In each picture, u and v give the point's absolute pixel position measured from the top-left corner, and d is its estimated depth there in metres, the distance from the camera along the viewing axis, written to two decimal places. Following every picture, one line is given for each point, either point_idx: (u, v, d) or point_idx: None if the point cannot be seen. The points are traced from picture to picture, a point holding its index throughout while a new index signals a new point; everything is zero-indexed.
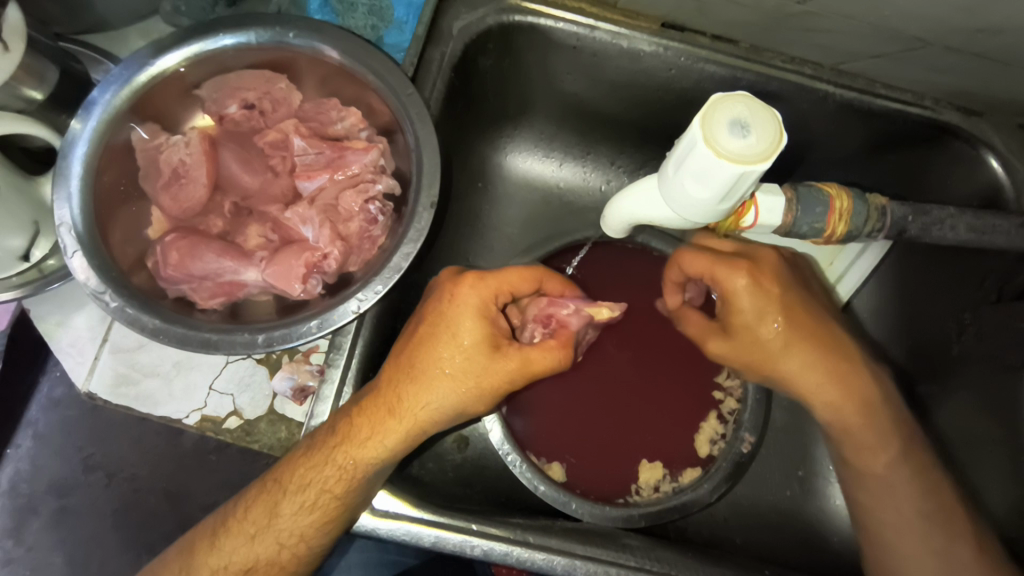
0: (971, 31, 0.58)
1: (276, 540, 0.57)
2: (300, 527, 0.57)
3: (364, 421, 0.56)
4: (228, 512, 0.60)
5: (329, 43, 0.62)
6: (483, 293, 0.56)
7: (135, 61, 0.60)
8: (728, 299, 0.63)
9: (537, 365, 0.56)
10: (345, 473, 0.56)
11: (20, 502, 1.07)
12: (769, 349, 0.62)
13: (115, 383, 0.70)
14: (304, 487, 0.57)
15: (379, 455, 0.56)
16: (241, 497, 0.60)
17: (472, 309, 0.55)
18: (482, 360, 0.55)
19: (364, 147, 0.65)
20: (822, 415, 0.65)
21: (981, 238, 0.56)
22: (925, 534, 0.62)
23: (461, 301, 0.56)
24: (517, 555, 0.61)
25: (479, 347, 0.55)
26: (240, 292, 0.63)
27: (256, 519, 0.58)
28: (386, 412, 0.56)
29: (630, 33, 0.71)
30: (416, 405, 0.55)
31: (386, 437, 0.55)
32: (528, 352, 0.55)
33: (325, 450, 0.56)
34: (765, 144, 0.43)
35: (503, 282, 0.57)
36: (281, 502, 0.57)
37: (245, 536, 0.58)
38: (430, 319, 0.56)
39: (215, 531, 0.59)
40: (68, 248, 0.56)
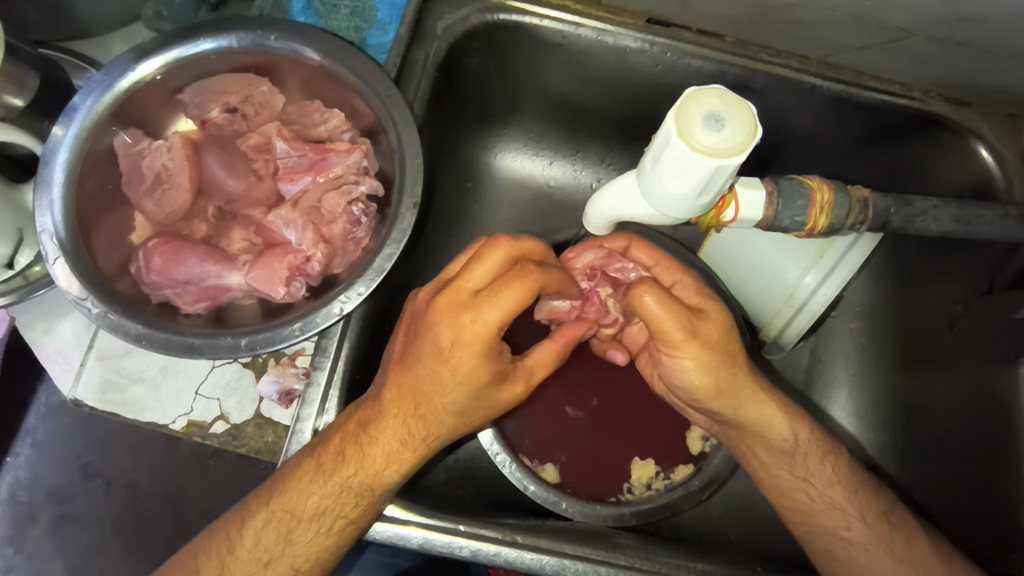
0: (953, 21, 0.58)
1: (291, 566, 0.55)
2: (315, 552, 0.55)
3: (377, 448, 0.54)
4: (233, 538, 0.56)
5: (309, 46, 0.62)
6: (486, 335, 0.50)
7: (115, 67, 0.60)
8: (686, 286, 0.61)
9: (538, 377, 0.56)
10: (362, 498, 0.55)
11: (19, 510, 1.07)
12: (732, 340, 0.58)
13: (101, 390, 0.70)
14: (318, 514, 0.55)
15: (394, 480, 0.55)
16: (246, 522, 0.56)
17: (474, 352, 0.50)
18: (490, 395, 0.53)
19: (346, 148, 0.65)
20: (779, 429, 0.62)
21: (964, 229, 0.56)
22: (893, 539, 0.62)
23: (462, 346, 0.50)
24: (506, 556, 0.61)
25: (484, 388, 0.52)
26: (224, 296, 0.63)
27: (268, 546, 0.55)
28: (400, 443, 0.54)
29: (615, 30, 0.71)
30: (427, 434, 0.55)
31: (402, 463, 0.55)
32: (530, 367, 0.55)
33: (334, 476, 0.54)
34: (741, 137, 0.43)
35: (504, 313, 0.49)
36: (295, 529, 0.55)
37: (257, 563, 0.55)
38: (429, 358, 0.52)
39: (223, 557, 0.56)
40: (50, 255, 0.56)
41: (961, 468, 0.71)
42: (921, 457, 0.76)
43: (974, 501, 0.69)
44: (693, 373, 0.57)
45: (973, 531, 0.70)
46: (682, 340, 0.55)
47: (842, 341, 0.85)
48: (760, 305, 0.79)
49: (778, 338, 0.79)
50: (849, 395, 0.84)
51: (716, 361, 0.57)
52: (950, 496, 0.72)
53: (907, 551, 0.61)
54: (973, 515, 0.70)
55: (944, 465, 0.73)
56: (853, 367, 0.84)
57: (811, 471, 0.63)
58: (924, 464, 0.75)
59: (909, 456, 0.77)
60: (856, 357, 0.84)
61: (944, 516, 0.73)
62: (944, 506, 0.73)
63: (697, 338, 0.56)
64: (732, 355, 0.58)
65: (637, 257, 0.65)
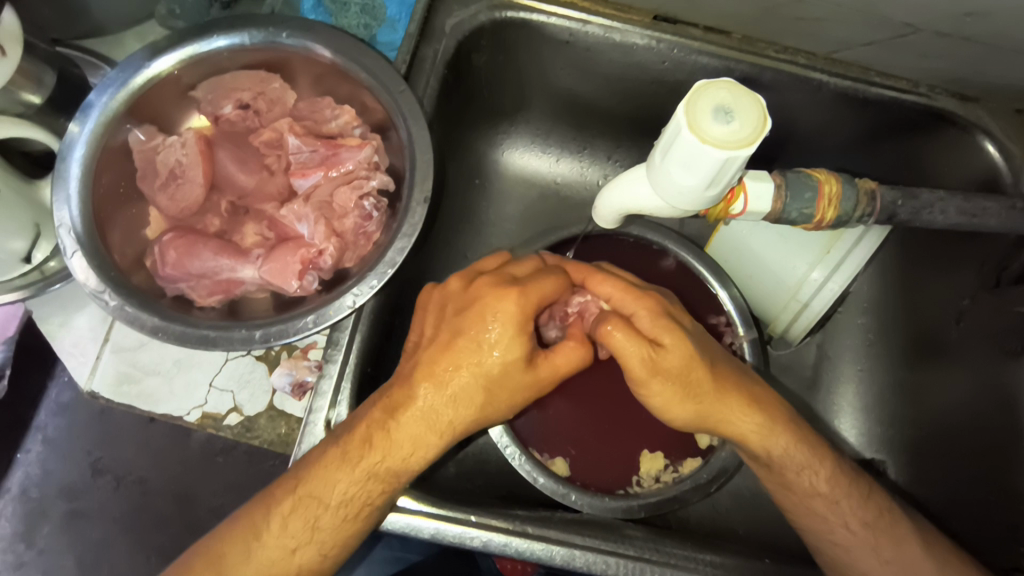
0: (959, 15, 0.58)
1: (318, 551, 0.55)
2: (342, 536, 0.56)
3: (403, 435, 0.55)
4: (258, 522, 0.56)
5: (321, 43, 0.63)
6: (527, 308, 0.55)
7: (130, 64, 0.61)
8: (643, 317, 0.59)
9: (565, 371, 0.57)
10: (386, 482, 0.56)
11: (30, 506, 1.08)
12: (695, 370, 0.58)
13: (116, 382, 0.71)
14: (344, 501, 0.55)
15: (419, 465, 0.56)
16: (271, 508, 0.56)
17: (515, 325, 0.54)
18: (519, 375, 0.55)
19: (357, 144, 0.65)
20: (752, 447, 0.62)
21: (970, 221, 0.56)
22: (882, 535, 0.61)
23: (506, 319, 0.54)
24: (517, 547, 0.61)
25: (518, 364, 0.54)
26: (237, 289, 0.64)
27: (294, 532, 0.55)
28: (426, 427, 0.55)
29: (623, 27, 0.71)
30: (454, 418, 0.55)
31: (429, 448, 0.56)
32: (552, 354, 0.57)
33: (358, 464, 0.55)
34: (750, 129, 0.44)
35: (541, 292, 0.56)
36: (321, 516, 0.55)
37: (284, 549, 0.55)
38: (467, 334, 0.55)
39: (247, 541, 0.55)
40: (67, 249, 0.56)
41: (967, 462, 0.71)
42: (927, 452, 0.76)
43: (979, 494, 0.70)
44: (661, 407, 0.60)
45: (975, 525, 0.70)
46: (644, 377, 0.58)
47: (849, 336, 0.86)
48: (766, 300, 0.79)
49: (786, 333, 0.80)
50: (856, 389, 0.85)
51: (679, 388, 0.58)
52: (955, 490, 0.72)
53: (896, 555, 0.60)
54: (978, 509, 0.70)
55: (951, 459, 0.73)
56: (860, 363, 0.85)
57: (801, 478, 0.61)
58: (930, 459, 0.76)
59: (916, 452, 0.77)
60: (864, 353, 0.84)
61: (948, 512, 0.73)
62: (948, 500, 0.73)
63: (658, 374, 0.57)
64: (695, 381, 0.59)
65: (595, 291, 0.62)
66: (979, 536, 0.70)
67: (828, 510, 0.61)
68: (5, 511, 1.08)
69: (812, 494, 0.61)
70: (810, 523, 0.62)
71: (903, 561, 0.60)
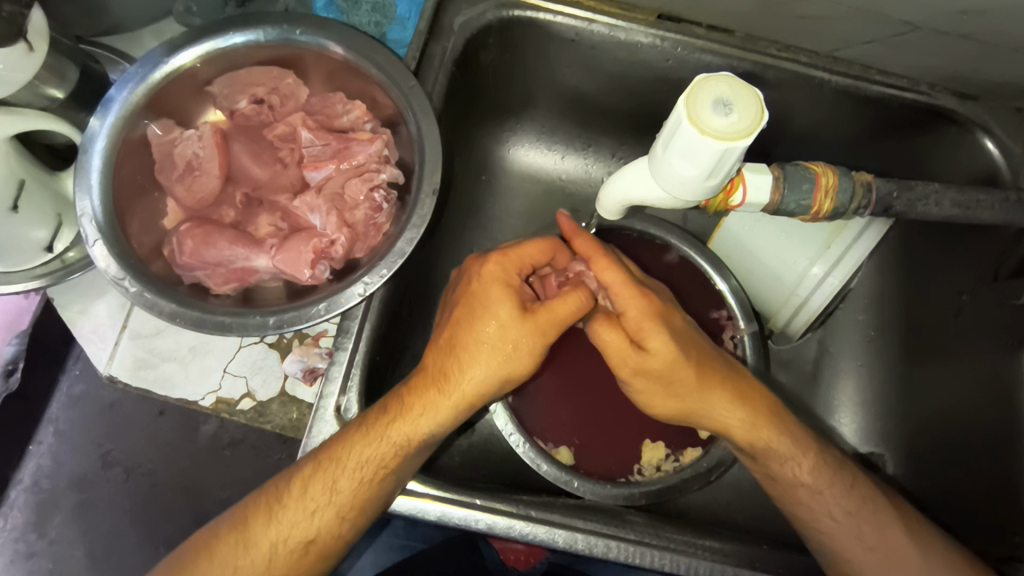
0: (956, 14, 0.60)
1: (336, 513, 0.58)
2: (359, 500, 0.58)
3: (414, 399, 0.58)
4: (283, 486, 0.59)
5: (333, 39, 0.65)
6: (506, 267, 0.60)
7: (150, 60, 0.63)
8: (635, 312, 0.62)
9: (565, 315, 0.59)
10: (403, 447, 0.57)
11: (41, 497, 1.08)
12: (679, 371, 0.61)
13: (134, 367, 0.73)
14: (361, 464, 0.57)
15: (431, 430, 0.58)
16: (294, 473, 0.59)
17: (497, 285, 0.59)
18: (520, 330, 0.58)
19: (369, 138, 0.68)
20: (738, 441, 0.64)
21: (964, 213, 0.58)
22: (872, 526, 0.62)
23: (491, 281, 0.59)
24: (521, 529, 0.63)
25: (512, 314, 0.58)
26: (252, 277, 0.65)
27: (314, 495, 0.57)
28: (436, 390, 0.58)
29: (628, 26, 0.73)
30: (462, 379, 0.58)
31: (438, 413, 0.58)
32: (549, 302, 0.59)
33: (376, 428, 0.57)
34: (748, 121, 0.45)
35: (523, 257, 0.61)
36: (339, 478, 0.57)
37: (305, 511, 0.57)
38: (465, 301, 0.60)
39: (271, 506, 0.58)
40: (90, 237, 0.59)
41: (964, 455, 0.72)
42: (927, 444, 0.77)
43: (977, 486, 0.71)
44: (645, 400, 0.64)
45: (969, 516, 0.71)
46: (628, 374, 0.62)
47: (848, 331, 0.87)
48: (767, 295, 0.81)
49: (786, 328, 0.82)
50: (856, 384, 0.86)
51: (661, 389, 0.62)
52: (953, 483, 0.73)
53: (880, 540, 0.62)
54: (972, 501, 0.71)
55: (952, 453, 0.74)
56: (861, 358, 0.86)
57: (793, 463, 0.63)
58: (928, 452, 0.77)
59: (916, 445, 0.78)
60: (864, 348, 0.86)
61: (949, 505, 0.74)
62: (945, 493, 0.74)
63: (642, 373, 0.61)
64: (678, 382, 0.61)
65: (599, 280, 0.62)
66: (974, 527, 0.71)
67: (810, 500, 0.63)
68: (17, 502, 1.08)
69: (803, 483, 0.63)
70: (797, 511, 0.64)
71: (902, 548, 0.61)
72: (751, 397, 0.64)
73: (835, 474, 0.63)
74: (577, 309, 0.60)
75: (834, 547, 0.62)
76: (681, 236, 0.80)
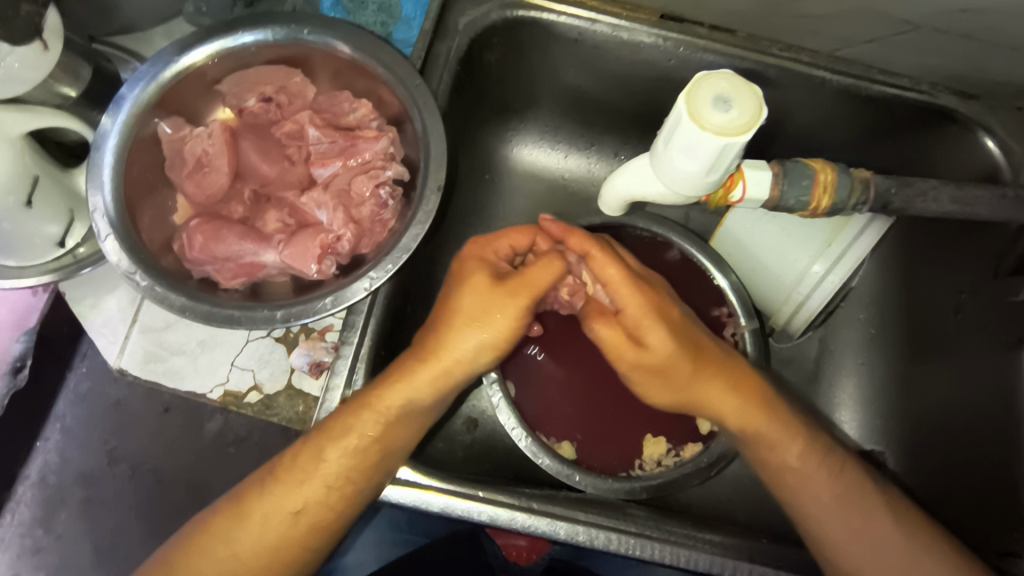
0: (954, 13, 0.60)
1: (323, 483, 0.60)
2: (344, 469, 0.60)
3: (396, 370, 0.62)
4: (276, 463, 0.62)
5: (340, 39, 0.66)
6: (481, 250, 0.65)
7: (161, 59, 0.64)
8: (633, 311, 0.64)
9: (543, 285, 0.61)
10: (387, 416, 0.60)
11: (48, 493, 1.09)
12: (677, 364, 0.63)
13: (144, 360, 0.75)
14: (345, 431, 0.60)
15: (411, 394, 0.61)
16: (287, 451, 0.62)
17: (473, 264, 0.63)
18: (492, 295, 0.61)
19: (374, 135, 0.68)
20: (732, 429, 0.66)
21: (962, 209, 0.59)
22: (870, 520, 0.63)
23: (468, 261, 0.64)
24: (522, 522, 0.64)
25: (485, 282, 0.61)
26: (259, 273, 0.67)
27: (303, 466, 0.60)
28: (415, 357, 0.62)
29: (630, 26, 0.74)
30: (439, 344, 0.61)
31: (416, 379, 0.61)
32: (525, 272, 0.61)
33: (362, 398, 0.61)
34: (747, 117, 0.46)
35: (503, 240, 0.66)
36: (325, 447, 0.60)
37: (294, 483, 0.60)
38: (447, 285, 0.65)
39: (265, 482, 0.61)
40: (102, 232, 0.60)
41: (963, 451, 0.73)
42: (929, 442, 0.77)
43: (977, 482, 0.71)
44: (645, 392, 0.67)
45: (967, 512, 0.72)
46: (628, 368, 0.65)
47: (850, 330, 0.87)
48: (768, 293, 0.81)
49: (787, 326, 0.82)
50: (856, 383, 0.86)
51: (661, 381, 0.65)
52: (953, 479, 0.74)
53: (879, 535, 0.62)
54: (970, 497, 0.72)
55: (952, 450, 0.74)
56: (862, 356, 0.86)
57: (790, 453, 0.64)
58: (928, 449, 0.77)
59: (916, 442, 0.79)
60: (865, 346, 0.86)
61: (947, 500, 0.74)
62: (943, 489, 0.75)
63: (641, 369, 0.64)
64: (677, 375, 0.64)
65: (599, 275, 0.64)
66: (971, 523, 0.71)
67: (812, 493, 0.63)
68: (24, 497, 1.10)
69: (800, 479, 0.64)
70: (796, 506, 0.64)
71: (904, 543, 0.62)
72: (745, 388, 0.66)
73: (834, 468, 0.64)
74: (554, 274, 0.61)
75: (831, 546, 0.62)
76: (683, 233, 0.81)
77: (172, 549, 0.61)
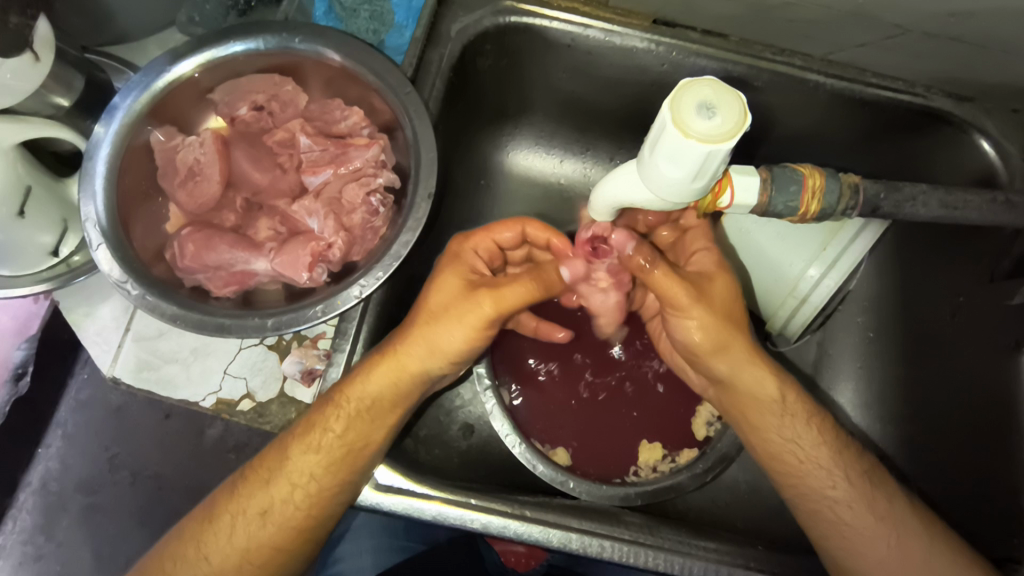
0: (943, 16, 0.60)
1: (288, 480, 0.61)
2: (309, 466, 0.61)
3: (360, 365, 0.62)
4: (246, 466, 0.65)
5: (331, 47, 0.66)
6: (460, 249, 0.65)
7: (153, 68, 0.65)
8: (710, 255, 0.66)
9: (510, 295, 0.60)
10: (349, 413, 0.61)
11: (49, 500, 1.10)
12: (735, 308, 0.64)
13: (137, 368, 0.75)
14: (309, 430, 0.62)
15: (372, 390, 0.61)
16: (257, 454, 0.65)
17: (450, 263, 0.64)
18: (459, 295, 0.61)
19: (366, 143, 0.69)
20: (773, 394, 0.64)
21: (952, 213, 0.59)
22: (868, 523, 0.62)
23: (449, 259, 0.64)
24: (516, 529, 0.64)
25: (457, 285, 0.61)
26: (251, 280, 0.67)
27: (270, 466, 0.63)
28: (378, 352, 0.63)
29: (622, 31, 0.74)
30: (404, 345, 0.61)
31: (374, 376, 0.61)
32: (496, 285, 0.60)
33: (330, 395, 0.63)
34: (731, 124, 0.46)
35: (489, 233, 0.66)
36: (290, 446, 0.62)
37: (262, 482, 0.62)
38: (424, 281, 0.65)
39: (237, 483, 0.64)
40: (94, 241, 0.60)
41: (964, 454, 0.72)
42: (928, 446, 0.77)
43: (978, 486, 0.71)
44: (694, 334, 0.63)
45: (967, 515, 0.71)
46: (687, 305, 0.61)
47: (848, 334, 0.86)
48: (765, 297, 0.81)
49: (783, 329, 0.82)
50: (855, 387, 0.85)
51: (718, 325, 0.62)
52: (955, 483, 0.73)
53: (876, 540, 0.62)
54: (973, 499, 0.71)
55: (952, 453, 0.74)
56: (859, 360, 0.85)
57: (785, 449, 0.64)
58: (929, 453, 0.77)
59: (914, 447, 0.78)
60: (862, 349, 0.85)
61: (948, 503, 0.74)
62: (945, 493, 0.74)
63: (702, 302, 0.62)
64: (736, 320, 0.63)
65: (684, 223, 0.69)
66: (973, 528, 0.71)
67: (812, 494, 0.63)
68: (25, 505, 1.10)
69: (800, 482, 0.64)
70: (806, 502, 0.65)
71: (901, 547, 0.62)
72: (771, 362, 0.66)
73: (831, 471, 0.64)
74: (529, 294, 0.61)
75: (844, 544, 0.62)
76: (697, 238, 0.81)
77: (158, 548, 0.64)
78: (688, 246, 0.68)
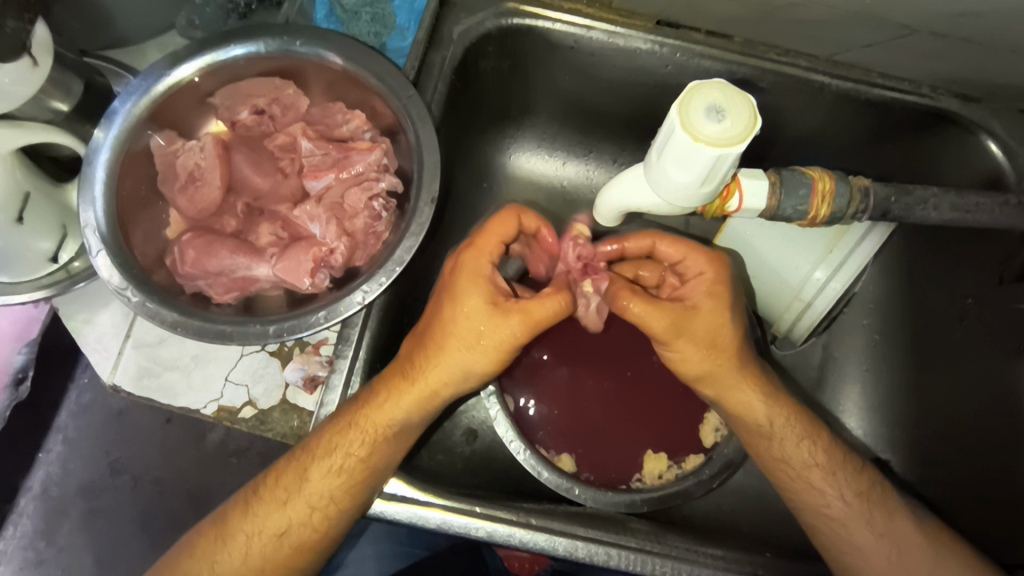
0: (951, 16, 0.60)
1: (306, 503, 0.61)
2: (328, 490, 0.61)
3: (382, 389, 0.61)
4: (259, 483, 0.63)
5: (332, 50, 0.65)
6: (476, 260, 0.59)
7: (152, 72, 0.64)
8: (703, 281, 0.61)
9: (540, 314, 0.57)
10: (373, 438, 0.60)
11: (50, 505, 1.09)
12: (725, 334, 0.60)
13: (137, 376, 0.74)
14: (329, 453, 0.61)
15: (398, 415, 0.60)
16: (270, 471, 0.64)
17: (468, 277, 0.58)
18: (489, 319, 0.57)
19: (368, 147, 0.68)
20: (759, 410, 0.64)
21: (963, 216, 0.58)
22: (877, 529, 0.62)
23: (464, 272, 0.59)
24: (521, 538, 0.63)
25: (484, 307, 0.57)
26: (252, 286, 0.66)
27: (287, 486, 0.61)
28: (403, 376, 0.61)
29: (626, 32, 0.73)
30: (434, 371, 0.60)
31: (402, 402, 0.60)
32: (525, 303, 0.57)
33: (349, 417, 0.61)
34: (740, 127, 0.45)
35: (493, 236, 0.60)
36: (309, 468, 0.61)
37: (277, 502, 0.61)
38: (440, 296, 0.61)
39: (248, 500, 0.63)
40: (93, 248, 0.60)
41: (973, 459, 0.71)
42: (936, 450, 0.76)
43: (987, 491, 0.70)
44: (677, 362, 0.62)
45: (977, 520, 0.71)
46: (669, 337, 0.59)
47: (855, 336, 0.85)
48: (771, 301, 0.80)
49: (790, 334, 0.81)
50: (861, 390, 0.84)
51: (705, 352, 0.60)
52: (964, 488, 0.72)
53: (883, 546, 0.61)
54: (983, 504, 0.70)
55: (960, 458, 0.73)
56: (865, 363, 0.84)
57: (793, 454, 0.64)
58: (937, 458, 0.75)
59: (920, 450, 0.77)
60: (869, 352, 0.84)
61: (956, 508, 0.73)
62: (953, 497, 0.73)
63: (684, 335, 0.59)
64: (727, 346, 0.61)
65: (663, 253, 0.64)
66: (982, 534, 0.70)
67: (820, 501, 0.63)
68: (25, 511, 1.09)
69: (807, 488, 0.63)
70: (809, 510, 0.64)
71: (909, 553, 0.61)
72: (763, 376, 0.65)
73: (838, 477, 0.63)
74: (557, 309, 0.58)
75: (852, 550, 0.62)
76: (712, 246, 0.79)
77: (167, 555, 0.64)
78: (685, 271, 0.64)
